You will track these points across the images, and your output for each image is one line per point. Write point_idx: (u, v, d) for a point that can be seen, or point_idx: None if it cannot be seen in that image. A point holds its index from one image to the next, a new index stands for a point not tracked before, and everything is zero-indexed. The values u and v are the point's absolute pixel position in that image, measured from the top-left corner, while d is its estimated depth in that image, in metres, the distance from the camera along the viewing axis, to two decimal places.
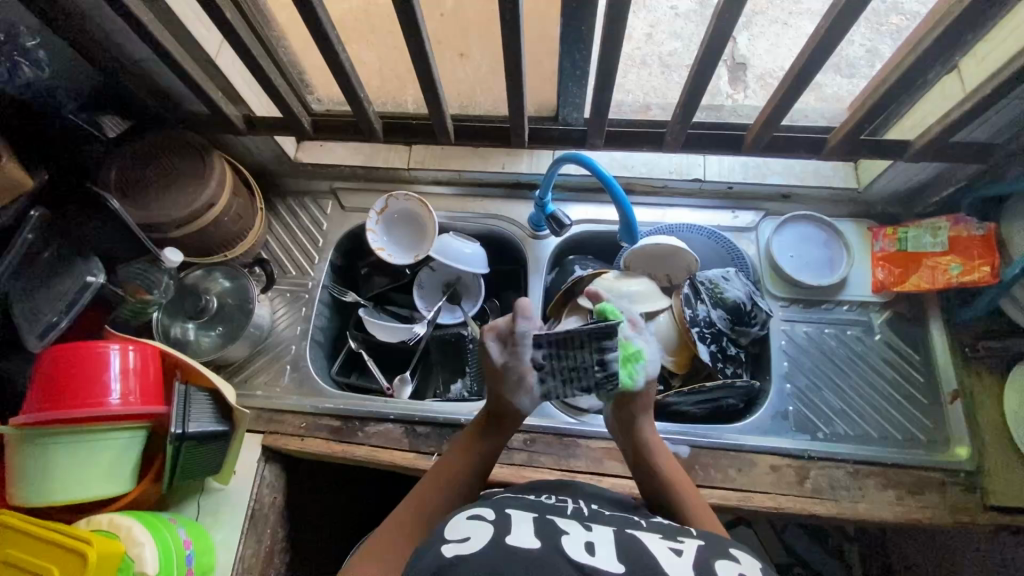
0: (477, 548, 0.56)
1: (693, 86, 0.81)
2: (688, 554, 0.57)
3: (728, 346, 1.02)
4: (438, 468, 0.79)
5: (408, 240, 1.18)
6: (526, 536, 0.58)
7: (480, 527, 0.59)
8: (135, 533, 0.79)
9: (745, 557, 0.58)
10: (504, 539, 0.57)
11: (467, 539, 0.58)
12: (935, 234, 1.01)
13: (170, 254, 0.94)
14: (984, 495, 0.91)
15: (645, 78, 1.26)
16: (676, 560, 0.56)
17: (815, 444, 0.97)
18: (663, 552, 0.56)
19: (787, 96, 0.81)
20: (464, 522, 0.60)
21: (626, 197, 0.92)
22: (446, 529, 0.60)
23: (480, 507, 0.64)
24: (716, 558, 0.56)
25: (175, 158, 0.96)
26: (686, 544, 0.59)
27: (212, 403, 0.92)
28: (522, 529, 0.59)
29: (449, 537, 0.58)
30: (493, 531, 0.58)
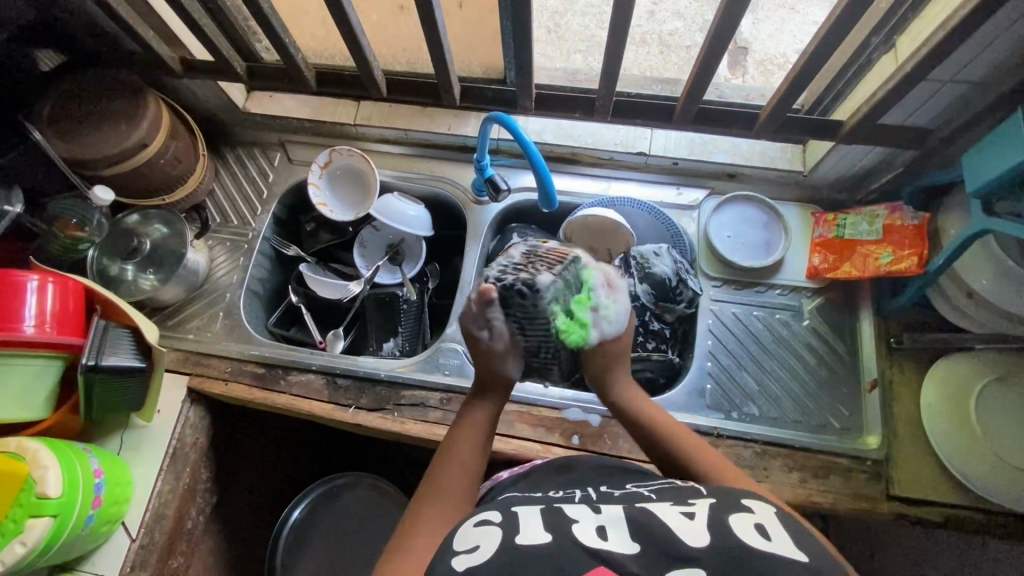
0: (489, 554, 0.54)
1: (610, 50, 0.79)
2: (700, 515, 0.56)
3: (651, 321, 1.03)
4: (448, 447, 0.71)
5: (352, 197, 1.18)
6: (534, 531, 0.56)
7: (488, 532, 0.58)
8: (41, 457, 0.81)
9: (758, 506, 0.58)
10: (512, 540, 0.56)
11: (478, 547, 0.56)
12: (871, 222, 1.00)
13: (101, 192, 0.95)
14: (888, 484, 0.91)
15: (643, 57, 1.23)
16: (689, 525, 0.55)
17: (727, 423, 0.97)
18: (674, 518, 0.56)
19: (708, 66, 0.79)
20: (473, 528, 0.58)
21: (544, 163, 0.91)
22: (456, 538, 0.58)
23: (485, 511, 0.62)
24: (731, 513, 0.56)
25: (109, 95, 0.96)
26: (698, 505, 0.58)
27: (132, 341, 0.93)
28: (531, 526, 0.57)
29: (459, 548, 0.57)
30: (503, 533, 0.57)
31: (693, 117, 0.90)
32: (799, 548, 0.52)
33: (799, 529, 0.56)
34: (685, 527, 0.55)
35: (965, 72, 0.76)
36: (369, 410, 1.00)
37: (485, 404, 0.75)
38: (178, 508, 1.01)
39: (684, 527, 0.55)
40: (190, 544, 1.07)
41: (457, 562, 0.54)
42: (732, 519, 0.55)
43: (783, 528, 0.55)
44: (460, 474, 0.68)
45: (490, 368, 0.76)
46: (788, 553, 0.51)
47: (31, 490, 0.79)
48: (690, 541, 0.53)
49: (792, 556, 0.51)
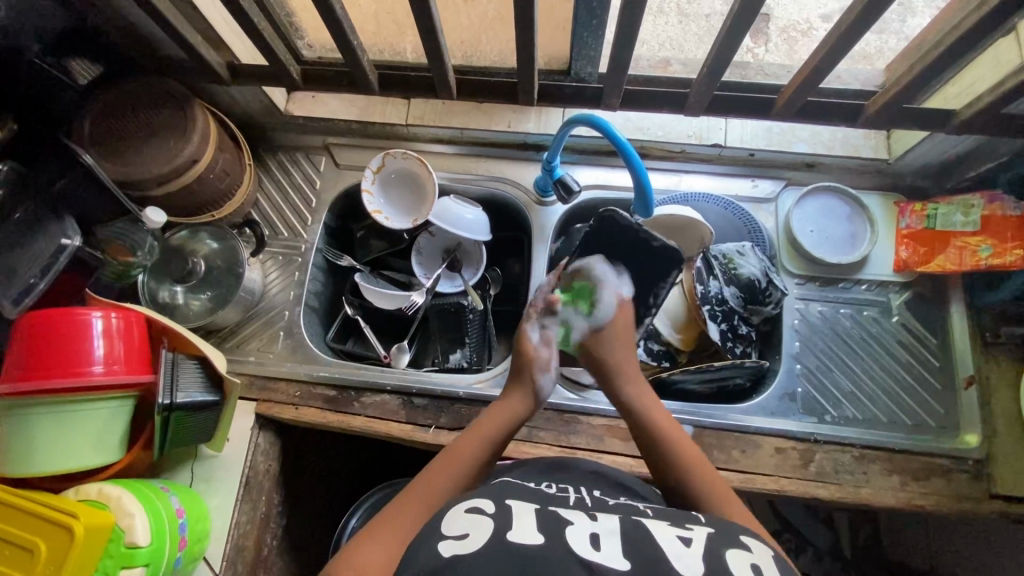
0: (474, 547, 0.54)
1: (723, 43, 0.73)
2: (697, 544, 0.55)
3: (739, 326, 0.98)
4: (472, 427, 0.79)
5: (408, 202, 1.11)
6: (527, 531, 0.55)
7: (479, 523, 0.57)
8: (125, 503, 0.76)
9: (756, 547, 0.58)
10: (505, 535, 0.54)
11: (467, 536, 0.55)
12: (966, 212, 0.96)
13: (153, 215, 0.88)
14: (990, 483, 0.90)
15: (661, 27, 1.16)
16: (687, 552, 0.54)
17: (822, 427, 0.94)
18: (671, 544, 0.55)
19: (831, 56, 0.73)
20: (462, 516, 0.58)
21: (643, 166, 0.85)
22: (444, 524, 0.58)
23: (477, 500, 0.61)
24: (727, 547, 0.56)
25: (154, 109, 0.89)
26: (695, 532, 0.58)
27: (201, 372, 0.88)
28: (523, 523, 0.56)
29: (447, 533, 0.56)
30: (494, 526, 0.56)
31: (795, 111, 0.84)
32: None
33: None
34: (683, 553, 0.54)
35: None
36: (450, 429, 0.96)
37: (516, 395, 0.84)
38: (256, 537, 0.98)
39: (682, 554, 0.54)
40: (268, 569, 1.05)
41: (445, 547, 0.54)
42: (727, 554, 0.55)
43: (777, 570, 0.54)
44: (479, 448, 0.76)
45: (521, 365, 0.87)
46: None
47: (119, 540, 0.75)
48: (686, 571, 0.52)
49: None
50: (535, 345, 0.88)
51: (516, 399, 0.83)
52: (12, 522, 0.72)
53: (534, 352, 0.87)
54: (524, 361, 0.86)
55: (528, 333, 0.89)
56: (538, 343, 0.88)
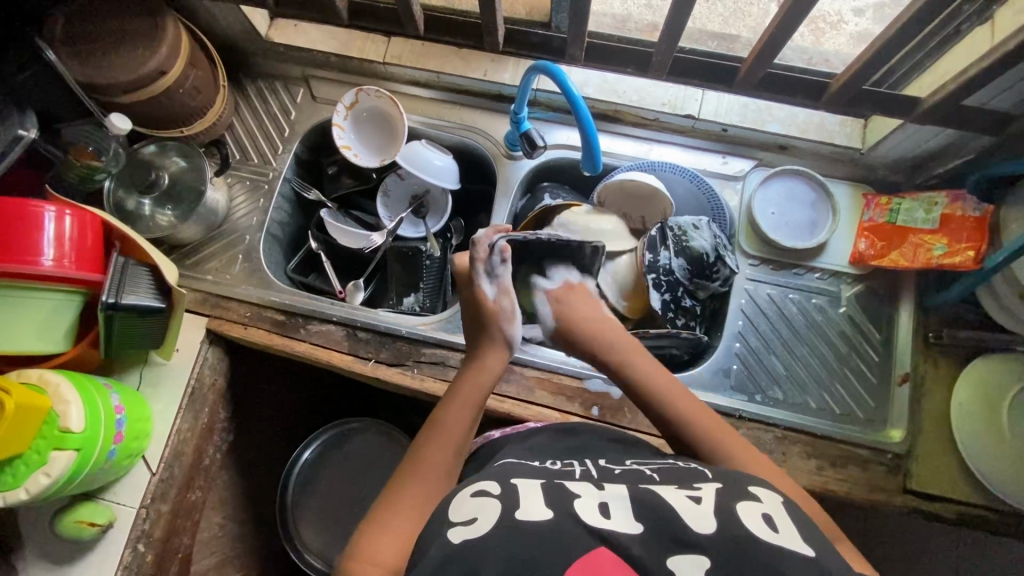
0: (487, 528, 0.55)
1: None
2: (706, 502, 0.57)
3: (683, 298, 0.99)
4: (452, 397, 0.75)
5: (378, 141, 1.12)
6: (536, 508, 0.56)
7: (486, 506, 0.58)
8: (63, 391, 0.81)
9: (765, 495, 0.60)
10: (512, 515, 0.56)
11: (475, 521, 0.56)
12: (928, 209, 0.94)
13: (118, 121, 0.90)
14: (906, 478, 0.91)
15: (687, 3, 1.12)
16: (695, 509, 0.56)
17: (749, 406, 0.95)
18: (681, 503, 0.56)
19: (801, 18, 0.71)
20: (469, 501, 0.59)
21: (592, 121, 0.85)
22: (451, 510, 0.58)
23: (483, 483, 0.62)
24: (736, 502, 0.57)
25: (127, 16, 0.90)
26: (703, 490, 0.59)
27: (152, 281, 0.91)
28: (530, 502, 0.57)
29: (454, 520, 0.57)
30: (501, 507, 0.57)
31: (757, 83, 0.83)
32: (802, 538, 0.54)
33: (804, 520, 0.58)
34: (695, 512, 0.55)
35: None
36: (389, 364, 0.99)
37: (489, 356, 0.80)
38: (196, 446, 1.03)
39: (692, 511, 0.55)
40: (208, 478, 1.10)
41: (454, 534, 0.54)
42: (738, 506, 0.57)
43: (788, 518, 0.56)
44: (466, 418, 0.73)
45: (478, 322, 0.82)
46: (794, 545, 0.52)
47: (54, 423, 0.79)
48: (696, 527, 0.53)
49: (796, 546, 0.52)
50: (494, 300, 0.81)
51: (491, 359, 0.79)
52: None
53: (495, 304, 0.81)
54: (490, 323, 0.81)
55: (482, 286, 0.81)
56: (497, 295, 0.81)
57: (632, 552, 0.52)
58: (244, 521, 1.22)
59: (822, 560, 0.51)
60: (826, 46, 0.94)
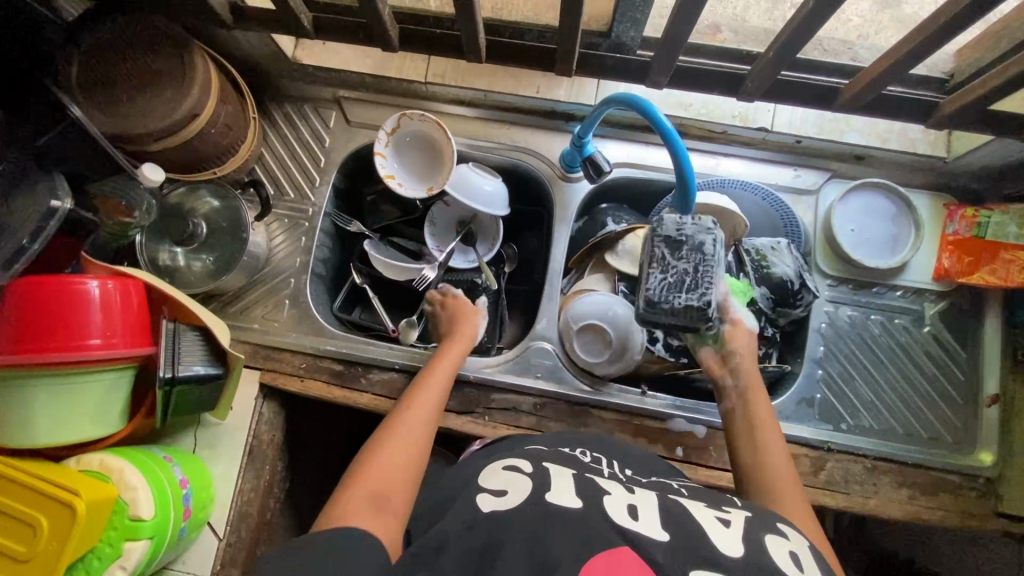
0: (513, 502, 0.60)
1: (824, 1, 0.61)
2: (735, 525, 0.58)
3: (765, 327, 0.94)
4: (418, 386, 0.83)
5: (422, 167, 1.03)
6: (566, 494, 0.60)
7: (514, 480, 0.63)
8: (128, 477, 0.76)
9: (792, 533, 0.59)
10: (544, 497, 0.60)
11: (505, 492, 0.62)
12: (1021, 223, 0.89)
13: (151, 172, 0.81)
14: (998, 502, 0.89)
15: None
16: (725, 531, 0.57)
17: (836, 436, 0.92)
18: (711, 523, 0.58)
19: (936, 38, 0.64)
20: (500, 473, 0.65)
21: (687, 155, 0.78)
22: (483, 478, 0.65)
23: (514, 459, 0.69)
24: (766, 533, 0.58)
25: (151, 54, 0.80)
26: (732, 514, 0.60)
27: (203, 344, 0.85)
28: (561, 487, 0.61)
29: (485, 486, 0.63)
30: (532, 487, 0.62)
31: (859, 104, 0.77)
32: None
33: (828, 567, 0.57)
34: (722, 534, 0.56)
35: None
36: (458, 413, 0.94)
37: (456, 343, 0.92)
38: (260, 505, 0.98)
39: (720, 533, 0.56)
40: (271, 529, 1.06)
41: (484, 502, 0.60)
42: (766, 539, 0.57)
43: (814, 561, 0.56)
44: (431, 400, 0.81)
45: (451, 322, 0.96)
46: None
47: (124, 512, 0.75)
48: (723, 548, 0.55)
49: None
50: (454, 310, 0.98)
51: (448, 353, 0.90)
52: (10, 497, 0.71)
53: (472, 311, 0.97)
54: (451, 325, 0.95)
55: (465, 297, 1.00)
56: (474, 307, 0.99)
57: (653, 557, 0.53)
58: None
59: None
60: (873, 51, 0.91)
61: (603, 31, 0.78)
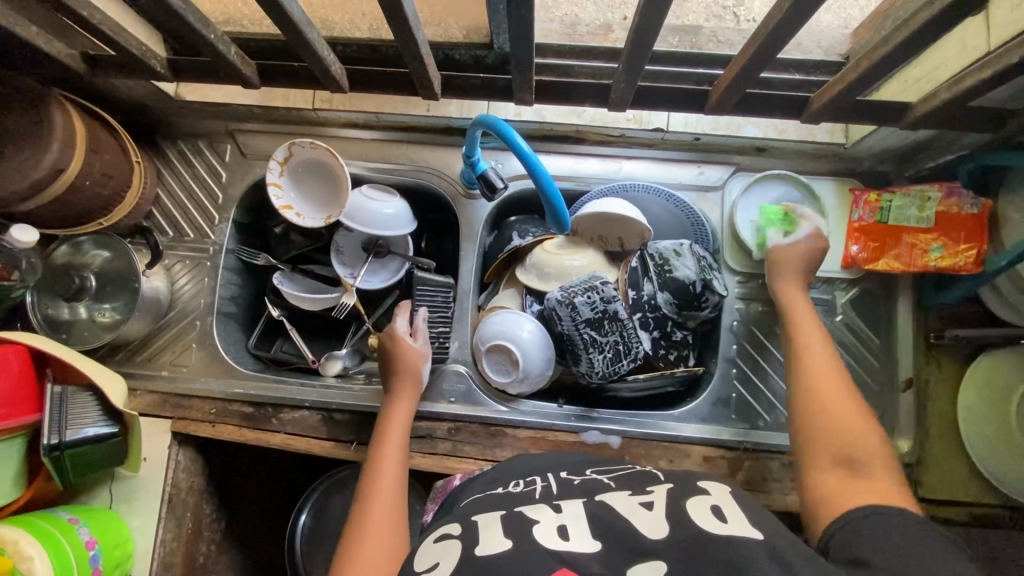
0: (446, 571, 0.54)
1: (641, 22, 0.59)
2: (657, 506, 0.58)
3: (673, 332, 0.93)
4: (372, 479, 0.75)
5: (321, 196, 1.01)
6: (494, 541, 0.55)
7: (446, 549, 0.56)
8: (24, 547, 0.75)
9: (713, 490, 0.60)
10: (472, 552, 0.54)
11: (437, 566, 0.55)
12: (921, 206, 0.88)
13: (21, 234, 0.80)
14: (917, 487, 0.89)
15: None
16: (646, 515, 0.56)
17: (753, 434, 0.92)
18: (632, 512, 0.57)
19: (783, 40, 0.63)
20: (430, 549, 0.58)
21: (552, 180, 0.75)
22: (414, 561, 0.58)
23: (444, 526, 0.61)
24: (685, 499, 0.58)
25: (6, 113, 0.78)
26: (653, 494, 0.60)
27: (98, 404, 0.83)
28: (488, 536, 0.56)
29: (416, 570, 0.56)
30: (461, 549, 0.56)
31: (732, 105, 0.75)
32: (753, 521, 0.54)
33: (755, 509, 0.57)
34: (643, 519, 0.56)
35: None
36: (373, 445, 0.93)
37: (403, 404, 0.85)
38: (186, 551, 0.98)
39: (644, 521, 0.55)
40: (207, 572, 1.06)
41: None
42: (687, 505, 0.57)
43: (740, 507, 0.57)
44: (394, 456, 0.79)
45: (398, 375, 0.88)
46: (745, 531, 0.53)
47: None
48: (649, 534, 0.54)
49: (747, 531, 0.53)
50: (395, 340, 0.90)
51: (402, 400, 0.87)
52: None
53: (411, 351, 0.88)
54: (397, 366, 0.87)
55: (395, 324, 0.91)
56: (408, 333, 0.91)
57: (594, 568, 0.51)
58: None
59: (773, 540, 0.51)
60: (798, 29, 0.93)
61: (487, 44, 0.79)
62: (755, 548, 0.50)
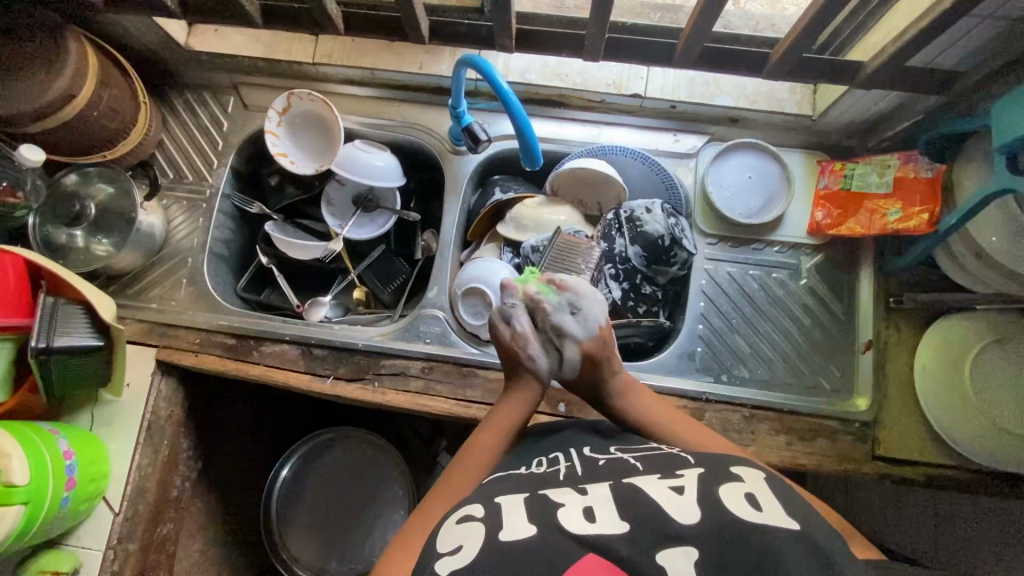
0: (469, 556, 0.50)
1: None
2: (689, 491, 0.53)
3: (642, 285, 0.97)
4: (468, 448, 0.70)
5: (315, 147, 1.07)
6: (517, 525, 0.52)
7: (470, 529, 0.53)
8: (3, 443, 0.77)
9: (746, 474, 0.56)
10: (497, 535, 0.52)
11: (459, 548, 0.52)
12: (882, 172, 0.92)
13: (29, 151, 0.85)
14: (874, 445, 0.91)
15: None
16: (678, 499, 0.52)
17: (716, 387, 0.95)
18: (664, 495, 0.53)
19: None
20: (453, 528, 0.55)
21: (525, 116, 0.82)
22: (437, 540, 0.55)
23: (467, 505, 0.58)
24: (721, 485, 0.54)
25: (26, 39, 0.84)
26: (686, 479, 0.56)
27: (87, 317, 0.87)
28: (511, 519, 0.53)
29: (441, 550, 0.53)
30: (484, 529, 0.53)
31: (697, 58, 0.80)
32: (786, 512, 0.50)
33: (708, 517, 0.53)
34: (675, 502, 0.52)
35: (1008, 7, 0.66)
36: (348, 380, 0.96)
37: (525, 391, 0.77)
38: (160, 479, 1.00)
39: (672, 502, 0.52)
40: (179, 507, 1.08)
41: (440, 567, 0.51)
42: (721, 491, 0.53)
43: (775, 495, 0.53)
44: (486, 462, 0.69)
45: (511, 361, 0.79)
46: (782, 522, 0.49)
47: None
48: (681, 519, 0.50)
49: (782, 521, 0.49)
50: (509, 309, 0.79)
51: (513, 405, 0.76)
52: None
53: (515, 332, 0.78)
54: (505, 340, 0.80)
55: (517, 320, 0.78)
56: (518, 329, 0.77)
57: (620, 553, 0.49)
58: (228, 545, 1.19)
59: (787, 546, 0.46)
60: (766, 10, 0.99)
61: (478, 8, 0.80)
62: (789, 544, 0.46)
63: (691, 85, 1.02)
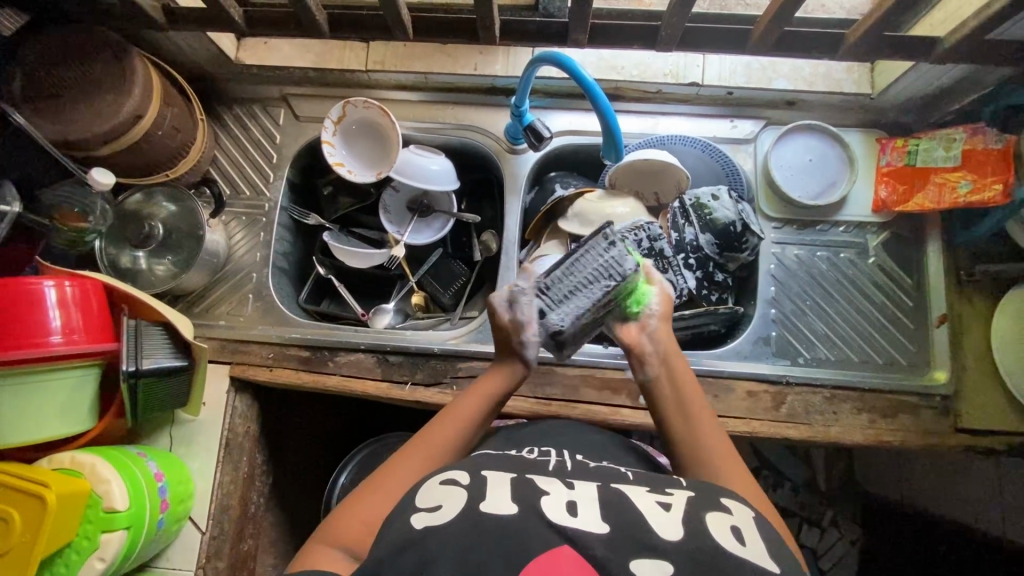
0: (449, 517, 0.49)
1: None
2: (677, 509, 0.51)
3: (715, 272, 0.98)
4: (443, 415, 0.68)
5: (372, 154, 1.06)
6: (504, 500, 0.50)
7: (454, 492, 0.52)
8: (99, 470, 0.77)
9: (736, 507, 0.53)
10: (478, 505, 0.50)
11: (440, 507, 0.51)
12: (948, 146, 0.92)
13: (100, 174, 0.84)
14: (956, 418, 0.91)
15: None
16: (664, 514, 0.50)
17: (793, 369, 0.95)
18: (649, 507, 0.50)
19: None
20: (437, 486, 0.54)
21: (612, 108, 0.84)
22: (416, 495, 0.54)
23: (452, 469, 0.57)
24: (707, 510, 0.51)
25: (92, 62, 0.83)
26: (675, 496, 0.53)
27: (166, 337, 0.87)
28: (498, 492, 0.52)
29: (420, 504, 0.52)
30: (469, 497, 0.52)
31: (772, 43, 0.80)
32: (771, 557, 0.48)
33: (781, 535, 0.52)
34: (662, 516, 0.49)
35: None
36: (426, 385, 0.96)
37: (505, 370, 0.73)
38: (240, 496, 0.99)
39: (660, 517, 0.49)
40: (257, 524, 1.07)
41: (417, 520, 0.50)
42: (709, 517, 0.50)
43: (759, 535, 0.50)
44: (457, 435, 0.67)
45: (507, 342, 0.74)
46: (760, 561, 0.47)
47: (97, 505, 0.76)
48: (664, 534, 0.47)
49: (765, 564, 0.46)
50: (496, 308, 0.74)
51: (495, 375, 0.73)
52: None
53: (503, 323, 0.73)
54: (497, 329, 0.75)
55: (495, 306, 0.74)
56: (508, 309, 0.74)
57: (595, 552, 0.46)
58: None
59: None
60: None
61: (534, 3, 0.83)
62: None
63: (747, 70, 1.02)
